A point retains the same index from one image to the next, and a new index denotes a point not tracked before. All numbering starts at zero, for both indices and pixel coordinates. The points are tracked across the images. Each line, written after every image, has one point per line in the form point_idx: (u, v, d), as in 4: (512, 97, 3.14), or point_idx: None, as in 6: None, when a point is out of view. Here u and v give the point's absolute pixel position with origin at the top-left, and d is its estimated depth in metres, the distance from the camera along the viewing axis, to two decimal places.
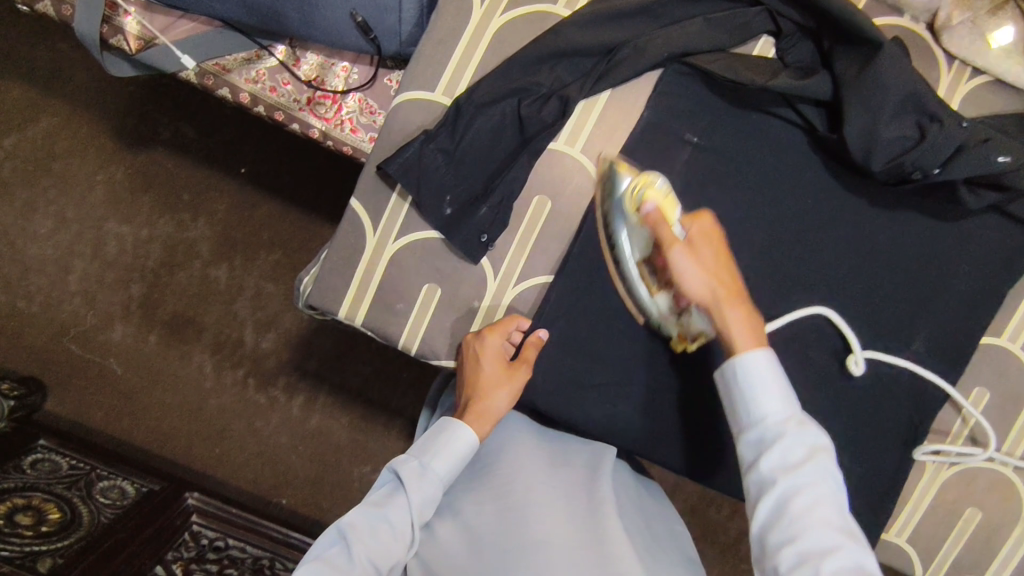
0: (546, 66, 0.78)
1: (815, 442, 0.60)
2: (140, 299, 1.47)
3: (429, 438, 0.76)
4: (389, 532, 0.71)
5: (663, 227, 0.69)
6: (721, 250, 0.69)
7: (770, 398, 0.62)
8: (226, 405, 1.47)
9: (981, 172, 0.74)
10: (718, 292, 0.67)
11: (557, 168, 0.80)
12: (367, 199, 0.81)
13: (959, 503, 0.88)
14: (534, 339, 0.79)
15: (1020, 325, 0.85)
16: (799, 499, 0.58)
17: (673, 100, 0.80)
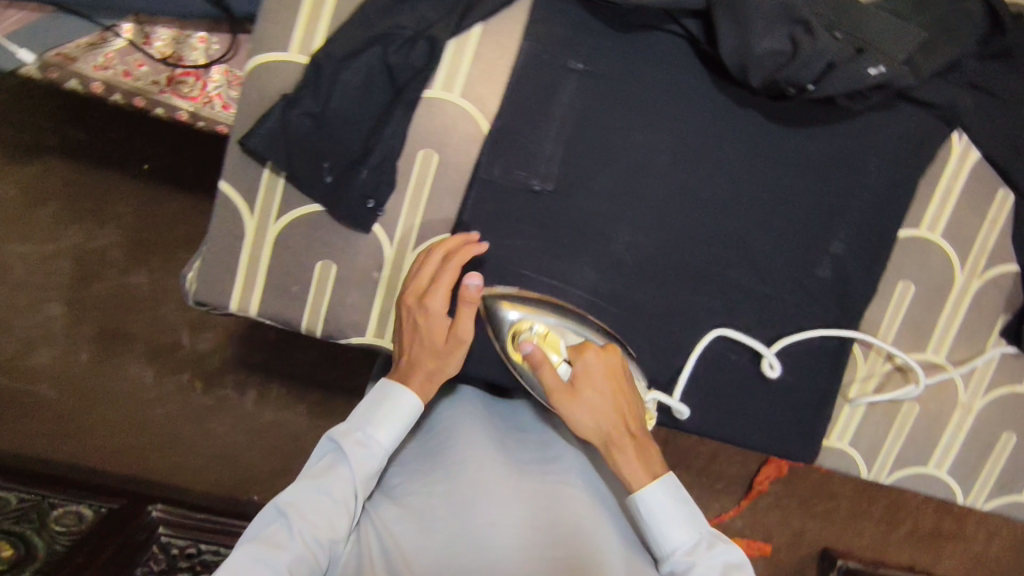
0: (406, 6, 0.70)
1: (727, 562, 0.70)
2: (61, 319, 1.37)
3: (366, 410, 0.73)
4: (328, 509, 0.69)
5: (547, 371, 0.73)
6: (607, 383, 0.73)
7: (679, 535, 0.71)
8: (173, 413, 1.41)
9: (855, 86, 0.69)
10: (607, 435, 0.73)
11: (438, 118, 0.75)
12: (237, 177, 0.73)
13: (895, 400, 0.88)
14: (471, 293, 0.72)
15: (937, 213, 0.83)
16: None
17: (552, 26, 0.74)
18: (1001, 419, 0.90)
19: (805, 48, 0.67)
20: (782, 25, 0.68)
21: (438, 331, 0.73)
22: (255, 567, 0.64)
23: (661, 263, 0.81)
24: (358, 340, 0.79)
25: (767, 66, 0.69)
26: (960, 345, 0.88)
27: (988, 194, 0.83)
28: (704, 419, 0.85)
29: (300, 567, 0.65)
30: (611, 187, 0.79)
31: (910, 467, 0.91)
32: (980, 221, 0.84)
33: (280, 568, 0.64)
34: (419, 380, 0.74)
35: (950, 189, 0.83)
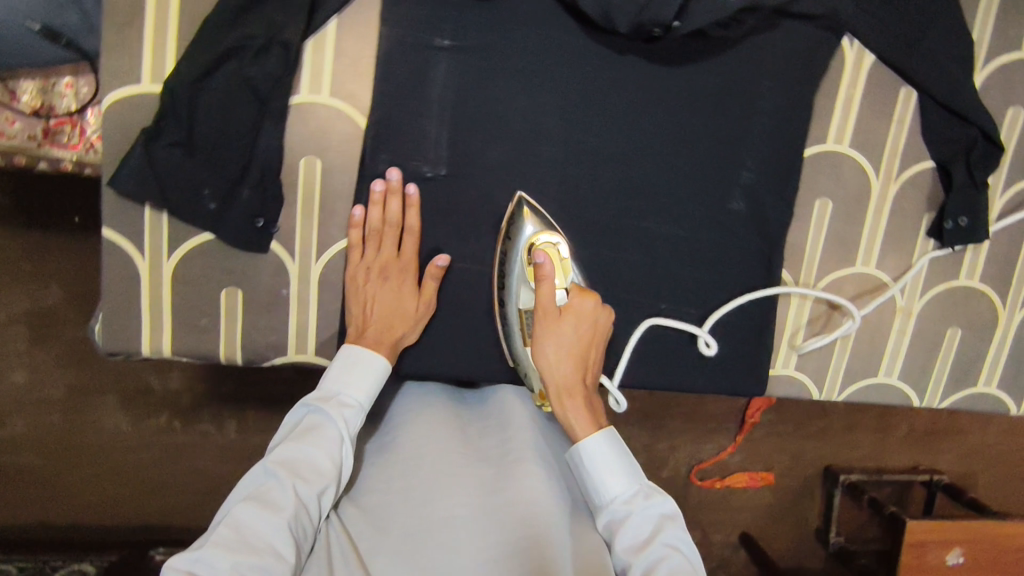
0: (251, 13, 0.67)
1: (662, 512, 0.70)
2: (27, 385, 1.14)
3: (342, 371, 0.72)
4: (317, 466, 0.67)
5: (546, 285, 0.74)
6: (585, 329, 0.76)
7: (616, 482, 0.71)
8: (158, 457, 1.19)
9: (716, 15, 0.68)
10: (568, 368, 0.75)
11: (312, 123, 0.73)
12: (119, 221, 0.71)
13: (832, 316, 0.88)
14: (434, 268, 0.76)
15: (842, 124, 0.82)
16: (657, 570, 0.65)
17: (409, 5, 0.71)
18: (942, 316, 0.90)
19: None
20: None
21: (407, 300, 0.75)
22: (253, 527, 0.62)
23: (573, 226, 0.80)
24: (281, 360, 0.78)
25: (630, 10, 0.67)
26: (890, 252, 0.87)
27: (891, 95, 0.81)
28: (647, 372, 0.85)
29: (299, 521, 0.64)
30: (505, 158, 0.77)
31: (859, 379, 0.91)
32: (887, 123, 0.82)
33: (278, 523, 0.62)
34: (375, 337, 0.74)
35: (850, 98, 0.81)
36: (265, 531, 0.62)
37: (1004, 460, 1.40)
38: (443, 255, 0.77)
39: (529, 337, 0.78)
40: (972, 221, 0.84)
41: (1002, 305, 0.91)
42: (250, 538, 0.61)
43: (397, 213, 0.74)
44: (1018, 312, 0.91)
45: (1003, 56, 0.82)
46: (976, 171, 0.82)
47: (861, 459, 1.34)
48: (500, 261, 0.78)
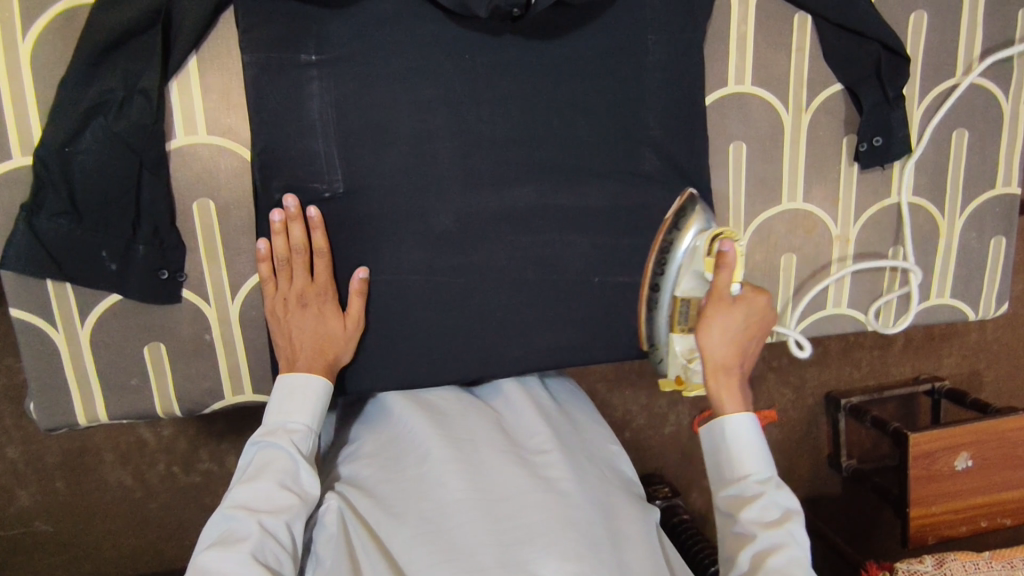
0: (106, 67, 0.66)
1: (791, 507, 0.68)
2: (24, 458, 1.09)
3: (281, 402, 0.70)
4: (276, 498, 0.65)
5: (724, 275, 0.72)
6: (755, 321, 0.74)
7: (754, 464, 0.70)
8: (169, 501, 1.14)
9: None
10: (732, 353, 0.73)
11: (196, 165, 0.71)
12: (24, 299, 0.70)
13: (772, 259, 0.86)
14: (357, 283, 0.74)
15: (739, 63, 0.80)
16: (780, 553, 0.64)
17: (267, 29, 0.69)
18: (881, 236, 0.88)
19: None
20: None
21: (333, 320, 0.73)
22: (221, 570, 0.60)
23: (487, 220, 0.78)
24: (221, 404, 0.78)
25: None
26: (815, 183, 0.85)
27: (784, 26, 0.79)
28: (595, 351, 0.83)
29: (265, 552, 0.62)
30: (402, 162, 0.74)
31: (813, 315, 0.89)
32: (786, 54, 0.80)
33: (244, 558, 0.60)
34: (308, 364, 0.71)
35: (742, 37, 0.79)
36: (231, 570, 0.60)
37: (1004, 362, 1.37)
38: (363, 268, 0.75)
39: (682, 323, 0.78)
40: (885, 138, 0.83)
41: (941, 214, 0.89)
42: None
43: (300, 237, 0.71)
44: (959, 217, 0.89)
45: None
46: (886, 87, 0.80)
47: (861, 380, 1.31)
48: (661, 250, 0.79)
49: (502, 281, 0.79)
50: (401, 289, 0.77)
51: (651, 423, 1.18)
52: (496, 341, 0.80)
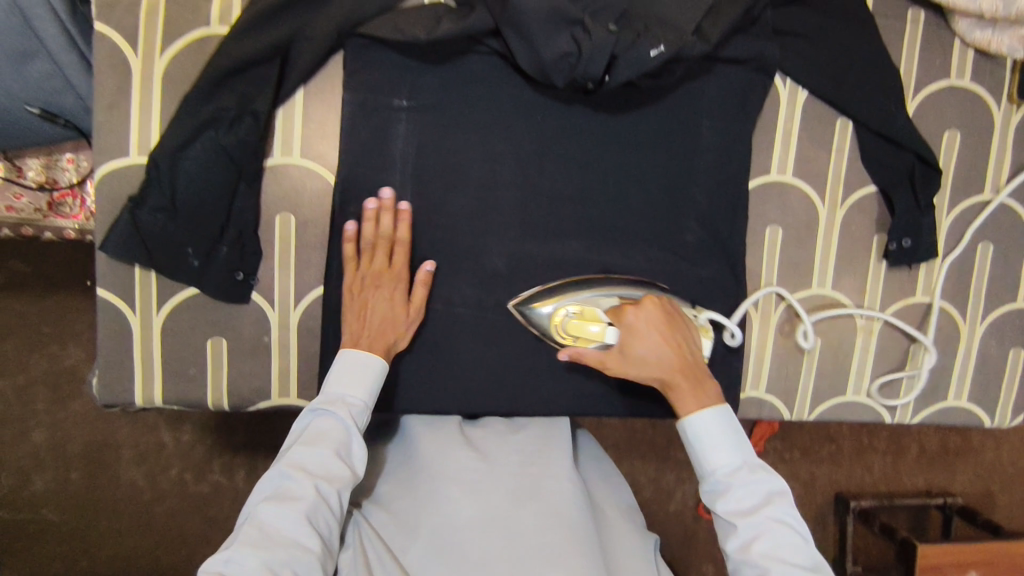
0: (225, 87, 0.74)
1: (771, 488, 0.70)
2: (47, 443, 1.19)
3: (343, 376, 0.74)
4: (331, 466, 0.70)
5: (590, 355, 0.75)
6: (647, 332, 0.74)
7: (723, 454, 0.71)
8: (175, 507, 1.22)
9: (643, 69, 0.74)
10: (666, 369, 0.73)
11: (286, 182, 0.79)
12: (112, 281, 0.77)
13: (798, 339, 0.90)
14: (423, 274, 0.79)
15: (783, 155, 0.87)
16: (760, 541, 0.67)
17: (367, 75, 0.78)
18: (904, 333, 0.92)
19: (586, 47, 0.72)
20: (560, 30, 0.72)
21: (399, 309, 0.78)
22: (276, 526, 0.66)
23: (536, 268, 0.84)
24: (265, 404, 0.82)
25: (562, 69, 0.74)
26: (845, 274, 0.90)
27: (827, 127, 0.87)
28: (619, 402, 0.87)
29: (316, 516, 0.68)
30: (466, 205, 0.82)
31: (832, 400, 0.92)
32: (827, 153, 0.87)
33: (299, 519, 0.66)
34: (369, 344, 0.75)
35: (788, 132, 0.86)
36: (285, 528, 0.66)
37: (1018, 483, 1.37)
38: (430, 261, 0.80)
39: None
40: (915, 240, 0.88)
41: (962, 318, 0.93)
42: (273, 534, 0.66)
43: (390, 227, 0.78)
44: (979, 323, 0.93)
45: (932, 84, 0.87)
46: (919, 194, 0.87)
47: (873, 484, 1.32)
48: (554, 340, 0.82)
49: None
50: (449, 319, 0.83)
51: (657, 497, 1.24)
52: (529, 381, 0.85)
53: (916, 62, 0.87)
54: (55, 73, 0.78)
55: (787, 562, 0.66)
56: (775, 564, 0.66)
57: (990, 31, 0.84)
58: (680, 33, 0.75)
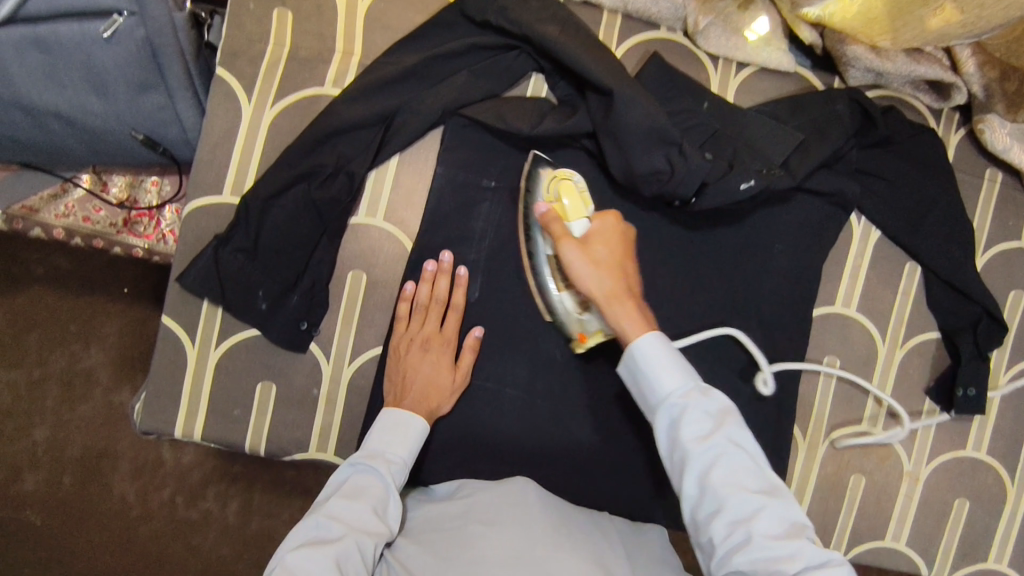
0: (327, 146, 0.77)
1: (722, 412, 0.66)
2: (48, 443, 1.17)
3: (385, 433, 0.75)
4: (367, 520, 0.69)
5: (555, 222, 0.73)
6: (614, 243, 0.73)
7: (675, 375, 0.67)
8: (161, 530, 1.18)
9: (731, 200, 0.77)
10: (612, 278, 0.71)
11: (365, 241, 0.80)
12: (179, 310, 0.78)
13: (841, 474, 0.88)
14: (471, 339, 0.80)
15: (849, 289, 0.87)
16: (715, 469, 0.63)
17: (462, 153, 0.81)
18: (951, 484, 0.90)
19: (679, 169, 0.75)
20: (658, 148, 0.75)
21: (445, 370, 0.79)
22: (305, 568, 0.64)
23: (592, 361, 0.84)
24: (302, 456, 0.81)
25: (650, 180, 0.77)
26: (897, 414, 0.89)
27: (895, 268, 0.88)
28: (652, 508, 0.85)
29: (345, 560, 0.65)
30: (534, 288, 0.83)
31: (868, 542, 0.89)
32: (893, 293, 0.88)
33: (329, 563, 0.64)
34: (412, 405, 0.77)
35: (857, 267, 0.87)
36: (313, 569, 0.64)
37: None
38: (478, 327, 0.81)
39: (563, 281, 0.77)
40: (975, 386, 0.86)
41: (1010, 479, 0.91)
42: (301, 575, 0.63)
43: (444, 291, 0.79)
44: None
45: (1002, 244, 0.89)
46: (980, 344, 0.86)
47: None
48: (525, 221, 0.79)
49: (588, 419, 0.84)
50: (498, 399, 0.83)
51: None
52: (566, 473, 0.84)
53: (990, 219, 0.88)
54: (168, 105, 0.81)
55: (741, 486, 0.63)
56: (731, 494, 0.62)
57: None
58: (767, 165, 0.79)
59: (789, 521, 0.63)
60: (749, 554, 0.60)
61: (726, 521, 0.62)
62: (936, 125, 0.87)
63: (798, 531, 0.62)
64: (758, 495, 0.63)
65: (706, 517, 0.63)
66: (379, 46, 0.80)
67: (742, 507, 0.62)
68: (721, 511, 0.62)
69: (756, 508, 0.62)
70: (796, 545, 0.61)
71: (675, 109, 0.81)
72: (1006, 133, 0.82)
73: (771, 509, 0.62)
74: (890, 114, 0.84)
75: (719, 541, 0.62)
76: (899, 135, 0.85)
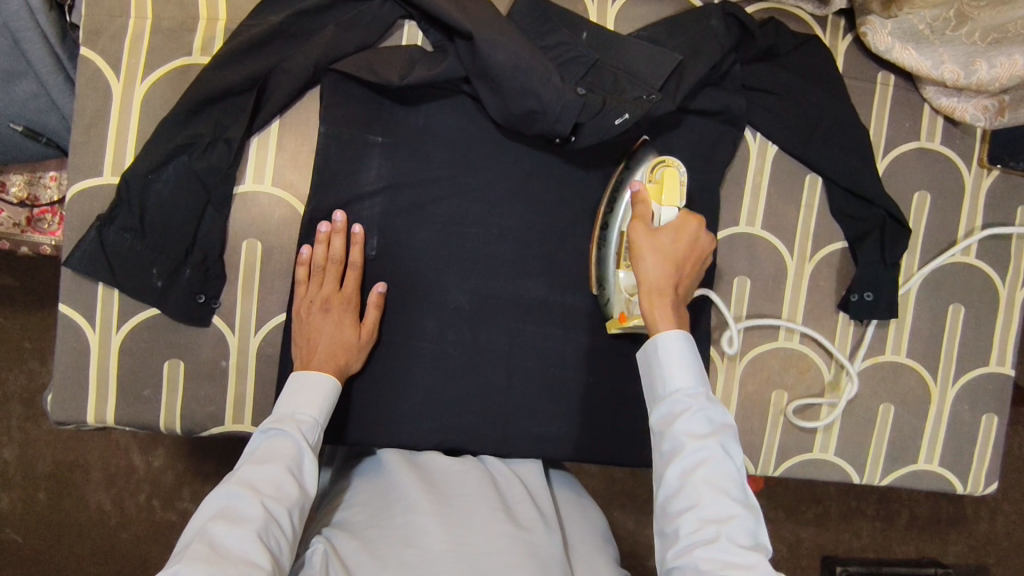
0: (202, 116, 0.76)
1: (723, 419, 0.67)
2: (18, 460, 1.18)
3: (293, 394, 0.74)
4: (283, 484, 0.68)
5: (644, 204, 0.75)
6: (685, 243, 0.73)
7: (687, 376, 0.68)
8: (139, 535, 1.19)
9: (609, 135, 0.77)
10: (668, 274, 0.72)
11: (254, 209, 0.80)
12: (75, 298, 0.78)
13: (764, 394, 0.89)
14: (375, 296, 0.79)
15: (752, 208, 0.87)
16: (704, 466, 0.64)
17: (341, 108, 0.79)
18: (872, 391, 0.91)
19: (551, 104, 0.75)
20: (530, 83, 0.74)
21: (349, 328, 0.78)
22: (225, 542, 0.63)
23: (499, 306, 0.84)
24: (219, 429, 0.82)
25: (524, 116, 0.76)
26: (812, 329, 0.89)
27: (797, 182, 0.88)
28: (577, 445, 0.86)
29: (268, 535, 0.64)
30: (433, 239, 0.82)
31: (797, 457, 0.90)
32: (796, 207, 0.88)
33: (250, 536, 0.63)
34: (320, 364, 0.76)
35: (757, 186, 0.87)
36: (236, 548, 0.63)
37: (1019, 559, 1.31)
38: (381, 284, 0.80)
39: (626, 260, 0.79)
40: (877, 295, 0.87)
41: (933, 380, 0.91)
42: (222, 553, 0.62)
43: (339, 249, 0.78)
44: (951, 387, 0.92)
45: (900, 147, 0.88)
46: (886, 250, 0.87)
47: (862, 551, 1.29)
48: (614, 185, 0.81)
49: (502, 364, 0.84)
50: (408, 354, 0.83)
51: (633, 552, 1.24)
52: (487, 420, 0.84)
53: (886, 122, 0.88)
54: (41, 93, 0.81)
55: (721, 491, 0.63)
56: (709, 494, 0.63)
57: (957, 98, 0.86)
58: (648, 92, 0.78)
59: (755, 538, 0.63)
60: (710, 552, 0.61)
61: (697, 519, 0.63)
62: (823, 33, 0.86)
63: (760, 548, 0.63)
64: (736, 502, 0.63)
65: (677, 511, 0.64)
66: (243, 10, 0.79)
67: (718, 508, 0.63)
68: (695, 508, 0.63)
69: (730, 514, 0.63)
70: (758, 561, 0.61)
71: (550, 43, 0.80)
72: (887, 32, 0.82)
73: (743, 519, 0.63)
74: (769, 26, 0.83)
75: (686, 536, 0.63)
76: (783, 47, 0.84)
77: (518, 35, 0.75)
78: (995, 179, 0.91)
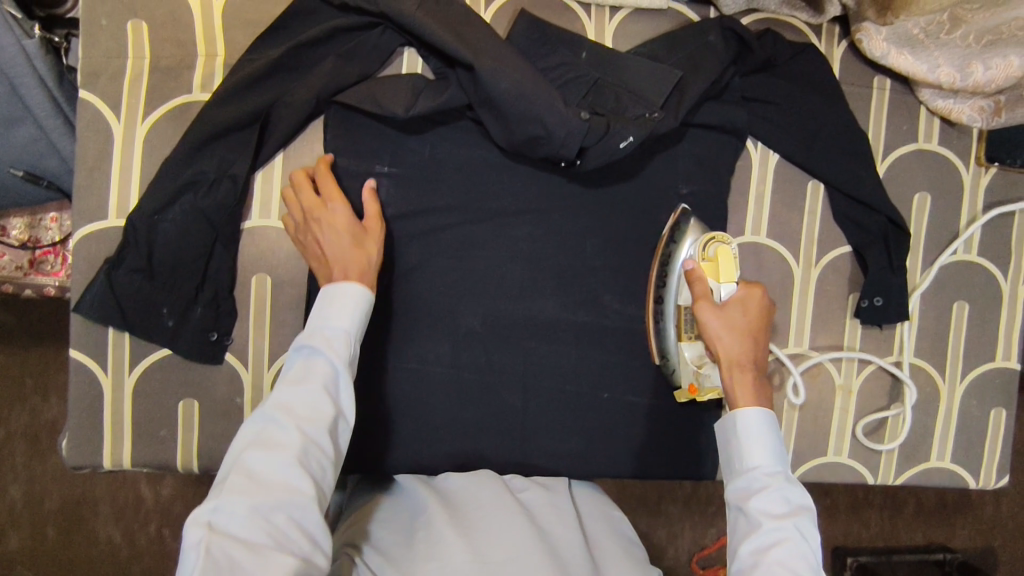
0: (206, 153, 0.76)
1: (801, 504, 0.65)
2: (23, 498, 1.17)
3: (322, 307, 0.68)
4: (321, 402, 0.62)
5: (699, 282, 0.73)
6: (755, 316, 0.72)
7: (767, 455, 0.67)
8: (151, 567, 1.18)
9: (612, 159, 0.77)
10: (744, 349, 0.71)
11: (262, 244, 0.80)
12: (85, 342, 0.77)
13: (776, 400, 0.90)
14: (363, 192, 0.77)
15: (757, 217, 0.88)
16: (780, 547, 0.62)
17: (345, 140, 0.80)
18: (882, 392, 0.92)
19: (555, 127, 0.74)
20: (535, 108, 0.74)
21: (347, 222, 0.73)
22: (264, 470, 0.58)
23: (512, 327, 0.84)
24: None
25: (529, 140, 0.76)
26: (821, 333, 0.90)
27: (799, 189, 0.88)
28: (596, 461, 0.86)
29: (310, 458, 0.59)
30: (442, 264, 0.82)
31: (811, 460, 0.91)
32: (800, 214, 0.88)
33: (290, 460, 0.58)
34: (341, 274, 0.70)
35: (761, 195, 0.88)
36: (276, 475, 0.58)
37: None
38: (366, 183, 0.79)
39: (688, 332, 0.78)
40: (887, 300, 0.88)
41: (941, 377, 0.92)
42: (260, 482, 0.57)
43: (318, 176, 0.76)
44: (960, 383, 0.93)
45: (899, 150, 0.89)
46: (892, 253, 0.87)
47: (870, 540, 1.30)
48: (665, 257, 0.80)
49: (517, 385, 0.84)
50: (423, 380, 0.83)
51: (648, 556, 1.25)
52: (505, 441, 0.85)
53: (885, 126, 0.89)
54: (40, 136, 0.80)
55: (797, 575, 0.61)
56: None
57: (953, 99, 0.87)
58: (648, 107, 0.79)
59: None
60: None
61: None
62: (818, 41, 0.87)
63: None
64: None
65: None
66: (242, 45, 0.79)
67: None
68: None
69: None
70: None
71: (550, 65, 0.80)
72: (882, 38, 0.82)
73: None
74: (767, 37, 0.84)
75: None
76: (781, 57, 0.85)
77: (519, 59, 0.75)
78: (993, 176, 0.92)
